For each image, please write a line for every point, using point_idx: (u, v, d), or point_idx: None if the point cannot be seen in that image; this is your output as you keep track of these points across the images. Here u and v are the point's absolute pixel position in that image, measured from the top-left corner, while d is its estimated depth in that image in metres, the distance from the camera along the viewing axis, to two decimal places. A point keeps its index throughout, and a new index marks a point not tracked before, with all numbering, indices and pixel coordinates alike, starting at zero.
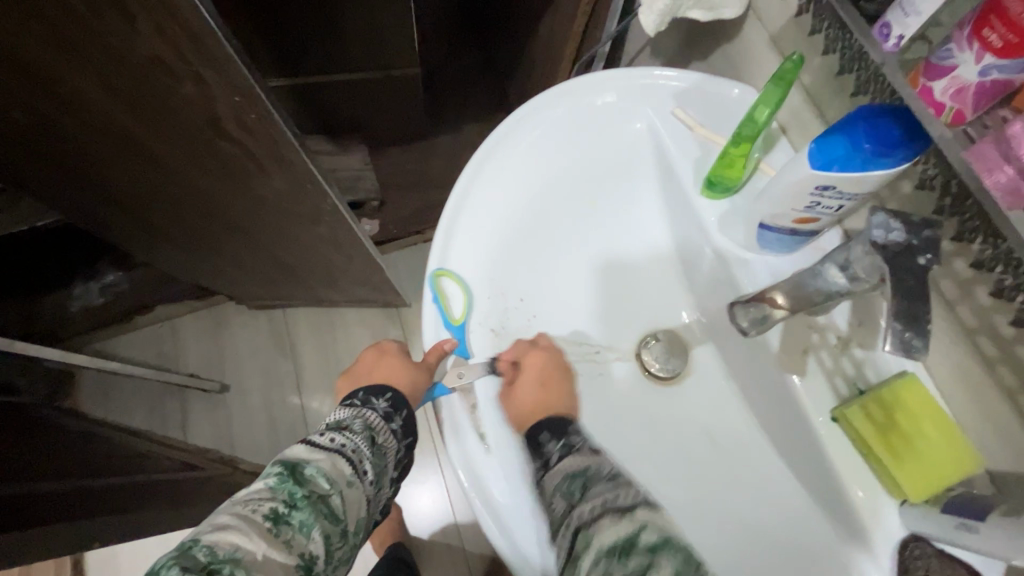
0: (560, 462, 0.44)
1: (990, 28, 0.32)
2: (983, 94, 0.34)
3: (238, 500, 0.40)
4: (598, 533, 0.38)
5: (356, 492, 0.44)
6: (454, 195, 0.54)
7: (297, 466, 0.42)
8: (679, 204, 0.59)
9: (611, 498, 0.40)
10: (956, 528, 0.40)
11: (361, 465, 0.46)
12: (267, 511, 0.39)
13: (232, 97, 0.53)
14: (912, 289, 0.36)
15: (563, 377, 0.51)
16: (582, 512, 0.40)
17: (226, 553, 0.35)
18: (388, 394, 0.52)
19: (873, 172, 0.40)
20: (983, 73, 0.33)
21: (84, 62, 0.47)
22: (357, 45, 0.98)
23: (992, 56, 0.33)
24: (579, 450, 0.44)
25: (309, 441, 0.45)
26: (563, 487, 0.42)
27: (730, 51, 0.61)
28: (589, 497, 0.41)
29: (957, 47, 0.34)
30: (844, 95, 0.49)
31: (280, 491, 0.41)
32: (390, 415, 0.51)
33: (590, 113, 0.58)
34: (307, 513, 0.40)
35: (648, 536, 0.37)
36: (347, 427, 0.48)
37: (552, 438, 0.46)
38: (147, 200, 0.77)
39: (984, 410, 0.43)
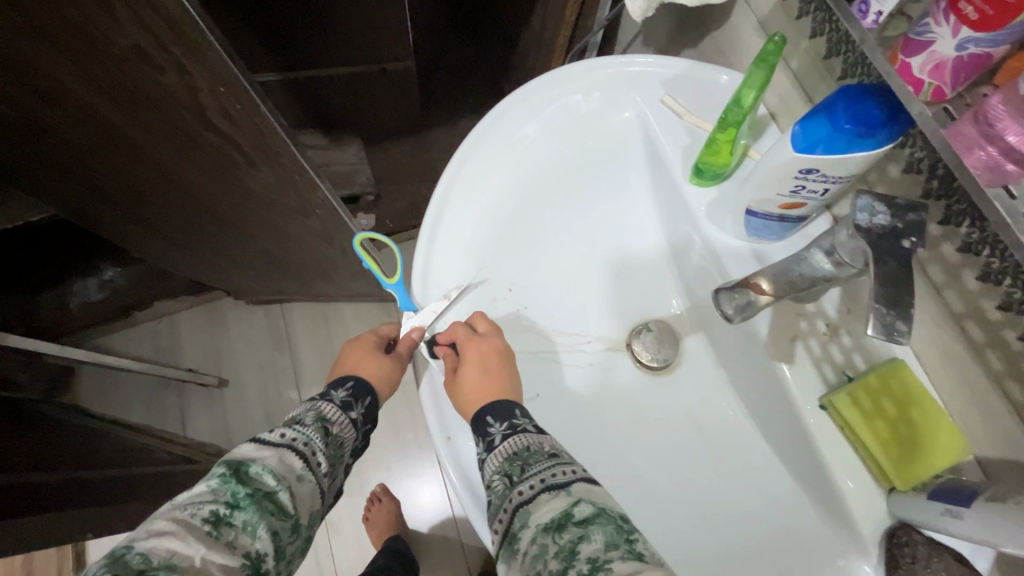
0: (503, 443, 0.45)
1: (966, 1, 0.32)
2: (961, 70, 0.33)
3: (177, 503, 0.39)
4: (534, 511, 0.40)
5: (308, 485, 0.45)
6: (440, 185, 0.54)
7: (241, 465, 0.42)
8: (668, 193, 0.58)
9: (547, 476, 0.41)
10: (943, 515, 0.39)
11: (314, 457, 0.47)
12: (208, 515, 0.39)
13: (215, 88, 0.53)
14: (896, 272, 0.35)
15: (506, 361, 0.50)
16: (521, 491, 0.41)
17: (161, 560, 0.34)
18: (349, 384, 0.55)
19: (856, 154, 0.40)
20: (961, 47, 0.32)
21: (64, 53, 0.47)
22: (349, 39, 0.98)
23: (968, 29, 0.32)
24: (522, 432, 0.45)
25: (258, 439, 0.46)
26: (505, 467, 0.43)
27: (719, 37, 0.60)
28: (527, 475, 0.42)
29: (934, 21, 0.33)
30: (831, 79, 0.48)
31: (222, 492, 0.40)
32: (348, 404, 0.54)
33: (577, 102, 0.58)
34: (251, 512, 0.40)
35: (582, 510, 0.38)
36: (299, 421, 0.49)
37: (496, 421, 0.46)
38: (139, 194, 0.78)
39: (971, 395, 0.42)
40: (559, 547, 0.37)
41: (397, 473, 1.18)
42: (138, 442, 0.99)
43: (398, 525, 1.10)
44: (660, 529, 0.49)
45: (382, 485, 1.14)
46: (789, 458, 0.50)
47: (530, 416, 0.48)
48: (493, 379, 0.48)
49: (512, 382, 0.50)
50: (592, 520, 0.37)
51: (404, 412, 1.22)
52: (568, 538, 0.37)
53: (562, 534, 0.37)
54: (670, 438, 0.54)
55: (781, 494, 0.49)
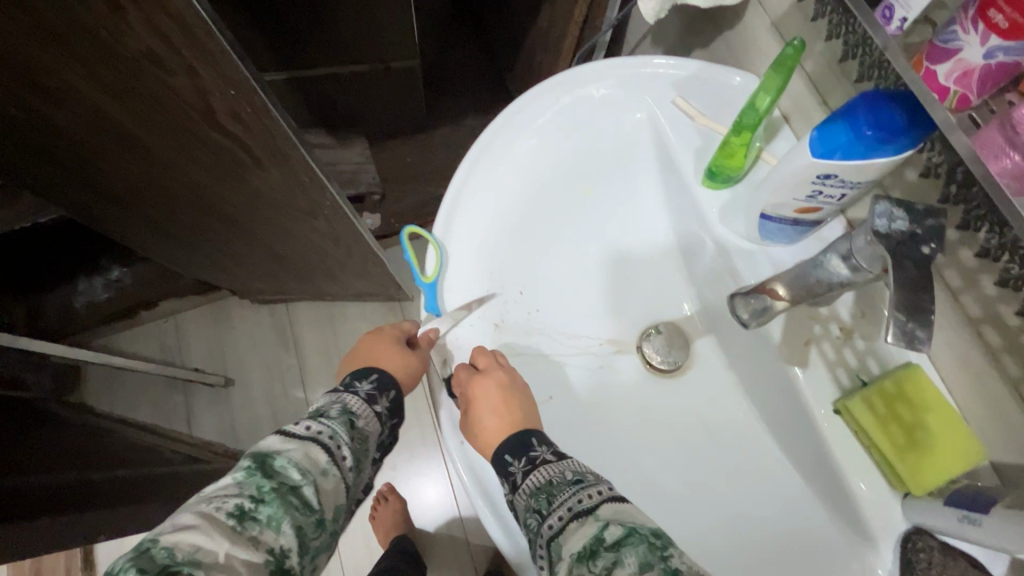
0: (526, 480, 0.44)
1: (995, 9, 0.31)
2: (988, 78, 0.33)
3: (204, 496, 0.40)
4: (566, 542, 0.39)
5: (332, 480, 0.45)
6: (451, 187, 0.54)
7: (267, 459, 0.43)
8: (679, 195, 0.58)
9: (575, 503, 0.41)
10: (961, 521, 0.40)
11: (339, 452, 0.46)
12: (232, 509, 0.39)
13: (225, 90, 0.53)
14: (916, 278, 0.35)
15: (517, 398, 0.48)
16: (552, 524, 0.41)
17: (186, 554, 0.35)
18: (372, 376, 0.53)
19: (875, 160, 0.39)
20: (988, 55, 0.32)
21: (74, 55, 0.47)
22: (355, 38, 0.98)
23: (997, 37, 0.32)
24: (543, 464, 0.45)
25: (283, 432, 0.46)
26: (532, 503, 0.42)
27: (732, 38, 0.60)
28: (554, 507, 0.41)
29: (962, 29, 0.33)
30: (847, 82, 0.48)
31: (247, 485, 0.41)
32: (373, 397, 0.52)
33: (587, 103, 0.57)
34: (275, 507, 0.41)
35: (612, 532, 0.38)
36: (324, 414, 0.48)
37: (517, 459, 0.45)
38: (146, 194, 0.77)
39: (988, 401, 0.42)
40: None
41: (403, 472, 1.18)
42: (146, 443, 0.99)
43: (404, 525, 1.10)
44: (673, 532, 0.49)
45: (388, 485, 1.14)
46: (802, 462, 0.50)
47: (549, 443, 0.47)
48: (506, 418, 0.47)
49: (526, 413, 0.48)
50: (624, 542, 0.37)
51: (410, 411, 1.23)
52: (602, 564, 0.37)
53: (596, 561, 0.37)
54: (682, 441, 0.54)
55: (795, 499, 0.49)
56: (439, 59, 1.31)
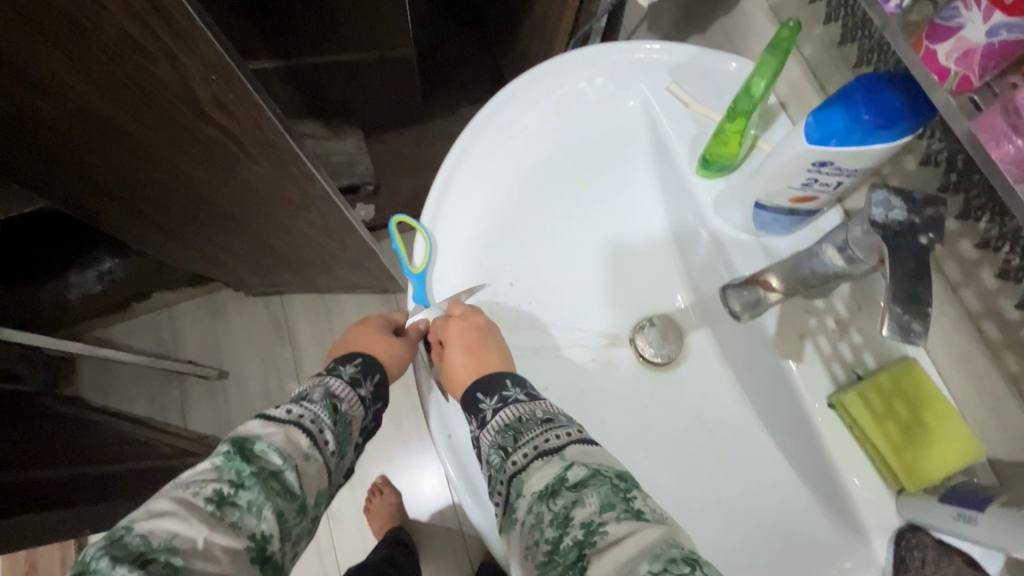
0: (496, 416, 0.43)
1: None
2: (990, 57, 0.31)
3: (180, 482, 0.39)
4: (528, 479, 0.39)
5: (315, 464, 0.44)
6: (440, 177, 0.52)
7: (246, 443, 0.41)
8: (674, 184, 0.57)
9: (541, 441, 0.40)
10: (956, 519, 0.38)
11: (321, 436, 0.45)
12: (210, 495, 0.38)
13: (207, 76, 0.51)
14: (913, 270, 0.34)
15: (486, 333, 0.48)
16: (516, 461, 0.40)
17: (162, 541, 0.35)
18: (358, 359, 0.53)
19: (874, 147, 0.38)
20: (992, 33, 0.30)
21: (50, 42, 0.46)
22: (347, 25, 0.96)
23: (1001, 13, 0.30)
24: (513, 403, 0.44)
25: (264, 415, 0.45)
26: (497, 439, 0.42)
27: (729, 24, 0.58)
28: (520, 444, 0.41)
29: (964, 5, 0.31)
30: (845, 67, 0.46)
31: (227, 470, 0.40)
32: (357, 380, 0.51)
33: (579, 91, 0.56)
34: (256, 491, 0.39)
35: (576, 473, 0.38)
36: (306, 398, 0.47)
37: (487, 396, 0.45)
38: (132, 185, 0.76)
39: (986, 397, 0.41)
40: (555, 514, 0.37)
41: (398, 465, 1.18)
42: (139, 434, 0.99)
43: (399, 517, 1.10)
44: None
45: (383, 477, 1.14)
46: (795, 455, 0.49)
47: (523, 385, 0.46)
48: (477, 358, 0.46)
49: (499, 351, 0.48)
50: (586, 483, 0.37)
51: (405, 404, 1.22)
52: (562, 503, 0.37)
53: (556, 500, 0.37)
54: (674, 436, 0.53)
55: (787, 494, 0.49)
56: (435, 48, 1.29)
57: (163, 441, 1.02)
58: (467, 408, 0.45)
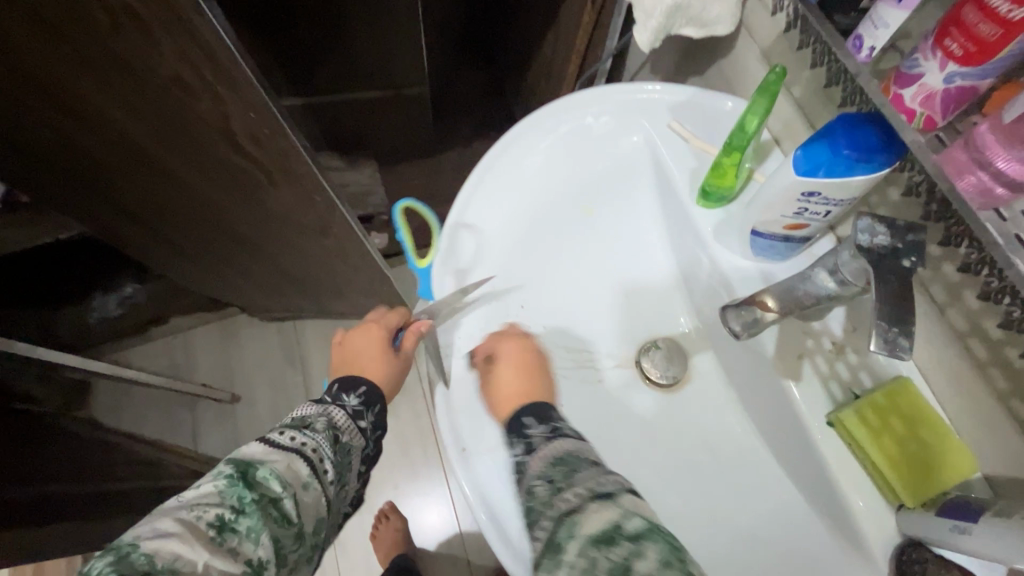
0: (546, 447, 0.44)
1: (950, 38, 0.33)
2: (949, 100, 0.35)
3: (184, 504, 0.41)
4: (583, 521, 0.38)
5: (313, 493, 0.46)
6: (456, 205, 0.56)
7: (249, 468, 0.44)
8: (675, 214, 0.60)
9: (595, 484, 0.40)
10: (951, 530, 0.39)
11: (320, 465, 0.48)
12: (213, 519, 0.40)
13: (246, 113, 0.56)
14: (897, 291, 0.37)
15: (538, 370, 0.52)
16: (568, 499, 0.40)
17: (165, 562, 0.36)
18: (361, 389, 0.56)
19: (857, 177, 0.41)
20: (948, 79, 0.34)
21: (104, 79, 0.51)
22: (369, 67, 1.02)
23: (954, 64, 0.33)
24: (565, 436, 0.45)
25: (267, 441, 0.47)
26: (548, 471, 0.42)
27: (725, 66, 0.63)
28: (573, 483, 0.41)
29: (923, 56, 0.35)
30: (832, 107, 0.50)
31: (229, 495, 0.42)
32: (358, 413, 0.54)
33: (585, 128, 0.60)
34: (256, 518, 0.42)
35: (633, 524, 0.37)
36: (309, 426, 0.50)
37: (536, 423, 0.46)
38: (162, 212, 0.81)
39: (977, 413, 0.43)
40: (612, 563, 0.35)
41: (405, 490, 1.18)
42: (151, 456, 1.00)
43: (405, 544, 1.10)
44: None
45: (389, 503, 1.14)
46: (798, 476, 0.51)
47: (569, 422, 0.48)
48: (525, 379, 0.50)
49: (546, 386, 0.51)
50: (644, 535, 0.36)
51: (413, 429, 1.23)
52: (620, 553, 0.36)
53: (613, 549, 0.36)
54: (679, 455, 0.55)
55: (790, 511, 0.50)
56: (448, 88, 1.37)
57: (174, 463, 1.03)
58: (513, 430, 0.47)
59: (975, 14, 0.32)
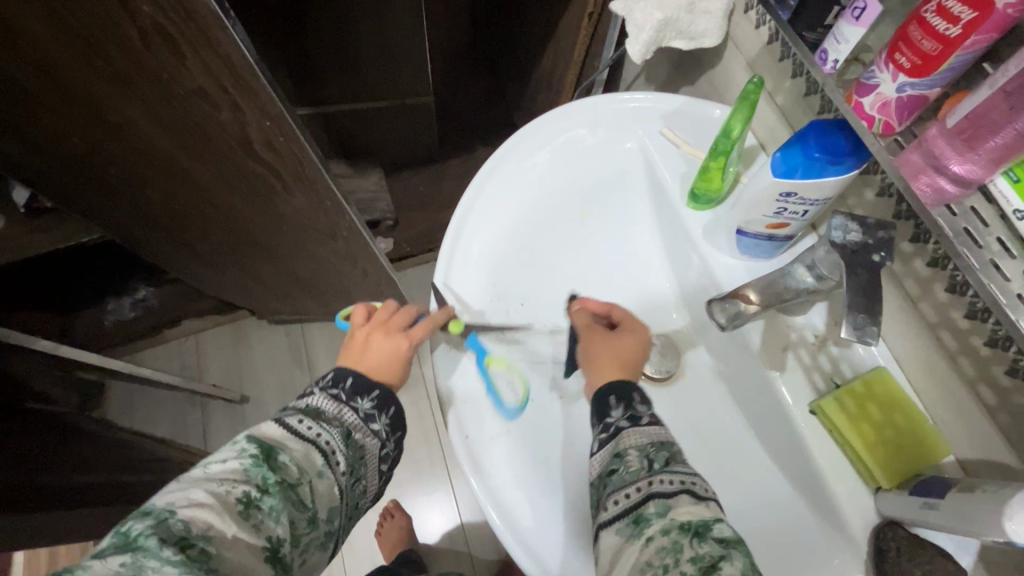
0: (650, 426, 0.46)
1: (900, 53, 0.36)
2: (903, 108, 0.37)
3: (212, 477, 0.43)
4: (675, 507, 0.41)
5: (326, 482, 0.47)
6: (460, 208, 0.60)
7: (272, 451, 0.45)
8: (668, 216, 0.63)
9: (691, 482, 0.42)
10: (921, 507, 0.42)
11: (334, 457, 0.49)
12: (240, 495, 0.42)
13: (263, 122, 0.60)
14: (866, 282, 0.40)
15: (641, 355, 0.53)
16: (661, 482, 0.42)
17: (200, 530, 0.39)
18: (375, 394, 0.54)
19: (829, 178, 0.44)
20: (900, 89, 0.37)
21: (133, 91, 0.54)
22: (376, 78, 1.07)
23: (904, 75, 0.36)
24: (669, 429, 0.47)
25: (287, 427, 0.48)
26: (648, 450, 0.45)
27: (713, 76, 0.66)
28: (669, 469, 0.43)
29: (878, 68, 0.38)
30: (812, 114, 0.53)
31: (254, 474, 0.44)
32: (371, 415, 0.53)
33: (581, 135, 0.64)
34: (277, 499, 0.43)
35: (723, 529, 0.39)
36: (325, 418, 0.50)
37: (647, 405, 0.48)
38: (179, 216, 0.84)
39: (949, 399, 0.46)
40: (695, 553, 0.37)
41: (410, 489, 1.21)
42: (165, 453, 1.03)
43: (410, 541, 1.12)
44: None
45: (394, 501, 1.16)
46: (784, 463, 0.53)
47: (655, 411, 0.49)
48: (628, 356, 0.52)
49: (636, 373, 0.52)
50: (733, 543, 0.37)
51: (418, 428, 1.26)
52: (705, 549, 0.37)
53: (700, 542, 0.38)
54: None
55: (778, 496, 0.53)
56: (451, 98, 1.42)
57: (187, 460, 1.06)
58: (616, 393, 0.48)
59: (919, 31, 0.34)
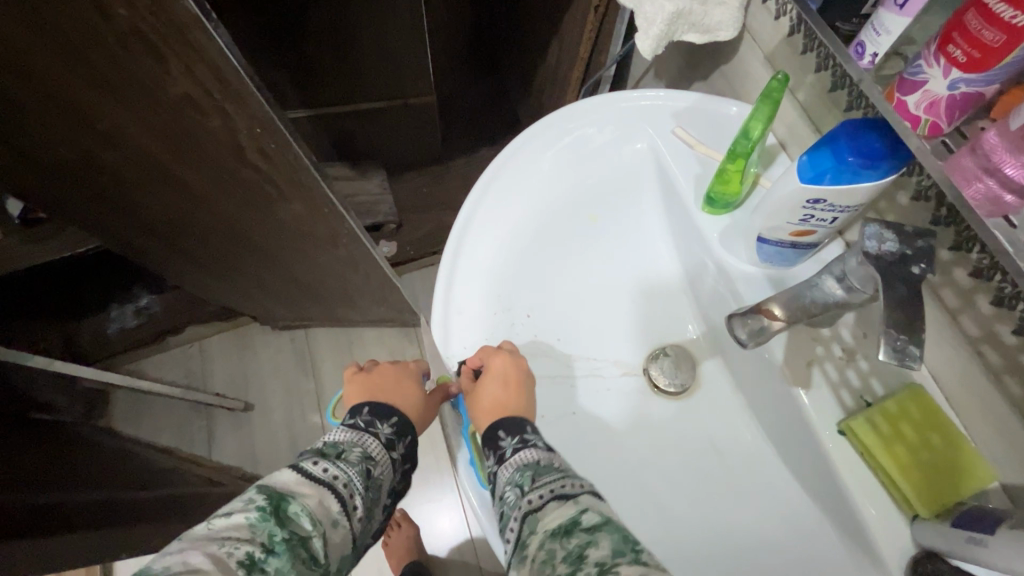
0: (515, 455, 0.46)
1: (953, 44, 0.33)
2: (954, 107, 0.34)
3: (213, 536, 0.40)
4: (544, 518, 0.41)
5: (340, 531, 0.47)
6: (461, 214, 0.56)
7: (280, 504, 0.44)
8: (681, 220, 0.60)
9: (557, 486, 0.43)
10: (966, 541, 0.38)
11: (351, 500, 0.49)
12: (243, 557, 0.39)
13: (253, 128, 0.57)
14: (905, 298, 0.36)
15: (526, 381, 0.51)
16: (532, 499, 0.42)
17: None
18: (394, 420, 0.57)
19: (862, 184, 0.41)
20: (952, 86, 0.34)
21: (118, 99, 0.52)
22: (376, 79, 1.04)
23: (958, 70, 0.33)
24: (534, 447, 0.47)
25: (302, 471, 0.48)
26: (515, 478, 0.44)
27: (728, 71, 0.62)
28: (536, 485, 0.43)
29: (926, 63, 0.35)
30: (838, 110, 0.49)
31: (260, 531, 0.41)
32: (391, 442, 0.56)
33: (589, 136, 0.60)
34: (284, 559, 0.41)
35: (590, 518, 0.39)
36: (342, 458, 0.51)
37: (507, 434, 0.48)
38: (174, 224, 0.82)
39: (993, 420, 0.42)
40: (568, 551, 0.37)
41: (416, 497, 1.19)
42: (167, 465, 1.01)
43: (417, 551, 1.10)
44: (682, 556, 0.48)
45: (401, 510, 1.14)
46: (812, 486, 0.50)
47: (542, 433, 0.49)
48: (510, 394, 0.50)
49: (529, 397, 0.51)
50: (600, 528, 0.38)
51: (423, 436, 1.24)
52: (576, 543, 0.38)
53: (570, 539, 0.38)
54: (689, 464, 0.54)
55: (804, 522, 0.49)
56: (454, 96, 1.39)
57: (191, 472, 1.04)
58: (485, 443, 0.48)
59: (978, 21, 0.31)
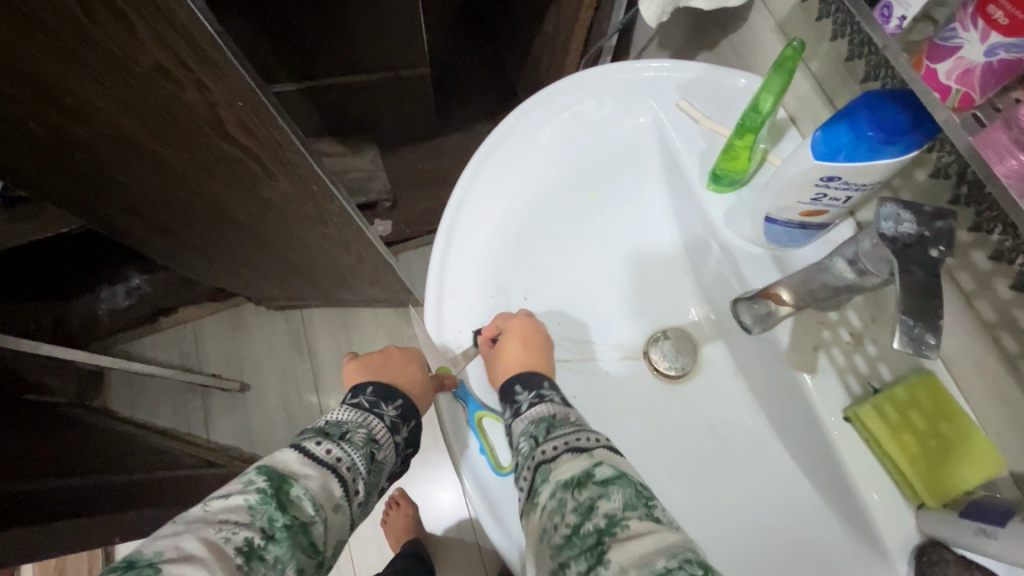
0: (531, 409, 0.46)
1: (995, 5, 0.31)
2: (989, 76, 0.33)
3: (209, 519, 0.39)
4: (556, 468, 0.40)
5: (342, 515, 0.46)
6: (455, 192, 0.54)
7: (283, 486, 0.42)
8: (685, 199, 0.57)
9: (571, 438, 0.42)
10: (974, 533, 0.39)
11: (354, 485, 0.48)
12: (241, 544, 0.38)
13: (234, 102, 0.54)
14: (923, 282, 0.34)
15: (545, 344, 0.51)
16: (546, 450, 0.42)
17: None
18: (398, 402, 0.55)
19: (880, 162, 0.39)
20: (990, 53, 0.32)
21: (87, 70, 0.48)
22: (367, 49, 0.99)
23: (998, 34, 0.32)
24: (549, 401, 0.47)
25: (304, 450, 0.47)
26: (531, 429, 0.44)
27: (737, 39, 0.59)
28: (552, 436, 0.43)
29: (961, 26, 0.33)
30: (853, 82, 0.47)
31: (260, 514, 0.40)
32: (395, 426, 0.55)
33: (589, 110, 0.57)
34: (284, 547, 0.40)
35: (603, 471, 0.39)
36: (347, 439, 0.50)
37: (525, 389, 0.48)
38: (159, 203, 0.79)
39: (1005, 408, 0.41)
40: (579, 502, 0.38)
41: (414, 477, 1.19)
42: (164, 446, 1.00)
43: (415, 530, 1.10)
44: None
45: (399, 489, 1.14)
46: (814, 471, 0.49)
47: (559, 391, 0.49)
48: (529, 352, 0.50)
49: (547, 359, 0.51)
50: (612, 481, 0.38)
51: None
52: (587, 495, 0.38)
53: (582, 491, 0.39)
54: (689, 449, 0.53)
55: (805, 508, 0.48)
56: (449, 68, 1.34)
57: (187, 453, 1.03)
58: (505, 396, 0.49)
59: None
